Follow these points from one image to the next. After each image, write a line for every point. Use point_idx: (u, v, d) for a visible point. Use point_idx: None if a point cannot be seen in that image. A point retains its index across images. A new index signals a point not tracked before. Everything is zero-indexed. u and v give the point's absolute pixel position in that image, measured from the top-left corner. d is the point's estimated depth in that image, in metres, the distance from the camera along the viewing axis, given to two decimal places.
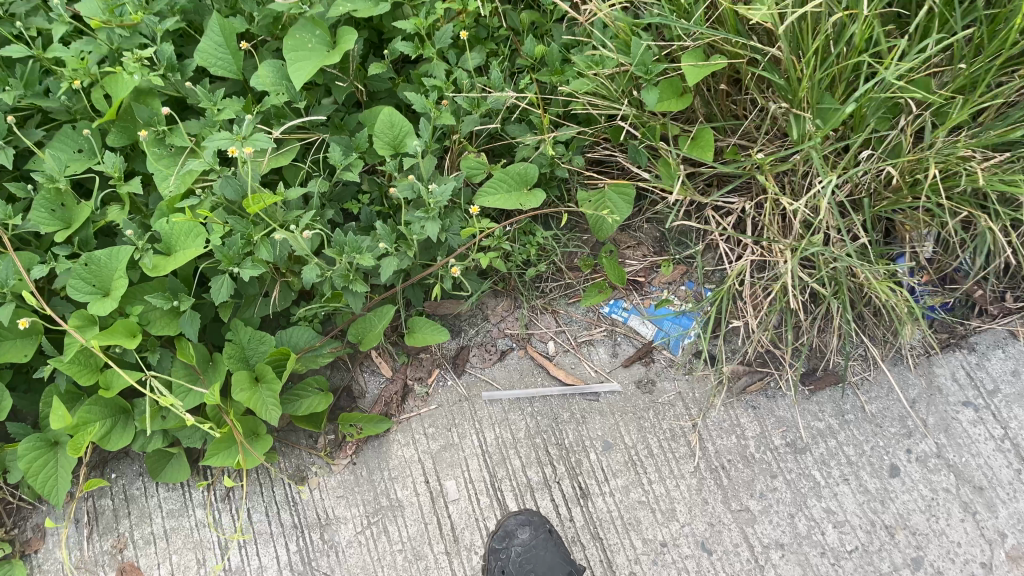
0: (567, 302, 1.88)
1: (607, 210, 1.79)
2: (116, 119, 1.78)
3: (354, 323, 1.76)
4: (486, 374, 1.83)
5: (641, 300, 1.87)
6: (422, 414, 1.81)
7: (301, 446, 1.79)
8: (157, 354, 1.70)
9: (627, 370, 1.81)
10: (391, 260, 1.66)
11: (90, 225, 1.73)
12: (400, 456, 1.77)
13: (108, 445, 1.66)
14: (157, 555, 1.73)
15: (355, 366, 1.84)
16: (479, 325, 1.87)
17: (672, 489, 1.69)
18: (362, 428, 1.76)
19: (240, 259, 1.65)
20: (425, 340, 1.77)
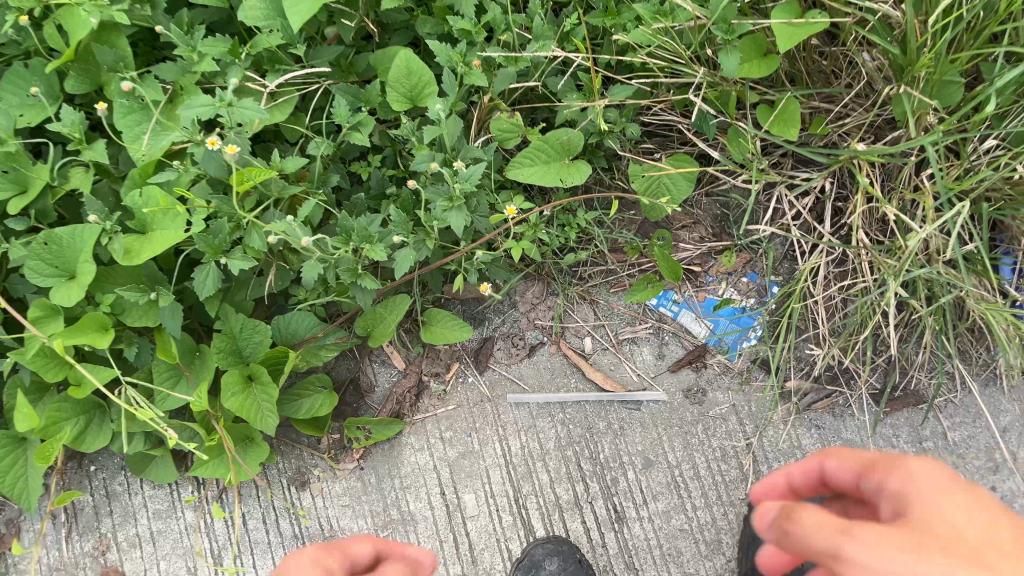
0: (607, 292, 1.63)
1: (664, 192, 1.50)
2: (74, 60, 1.46)
3: (362, 313, 1.51)
4: (512, 372, 1.61)
5: (697, 294, 1.61)
6: (440, 415, 1.60)
7: (302, 447, 1.58)
8: (134, 347, 1.46)
9: (674, 375, 1.59)
10: (408, 254, 1.40)
11: (49, 193, 1.45)
12: (413, 464, 1.58)
13: (83, 447, 1.47)
14: (144, 560, 1.57)
15: (363, 356, 1.61)
16: (506, 314, 1.62)
17: (718, 518, 1.52)
18: (371, 433, 1.55)
19: (229, 248, 1.39)
20: (444, 337, 1.51)
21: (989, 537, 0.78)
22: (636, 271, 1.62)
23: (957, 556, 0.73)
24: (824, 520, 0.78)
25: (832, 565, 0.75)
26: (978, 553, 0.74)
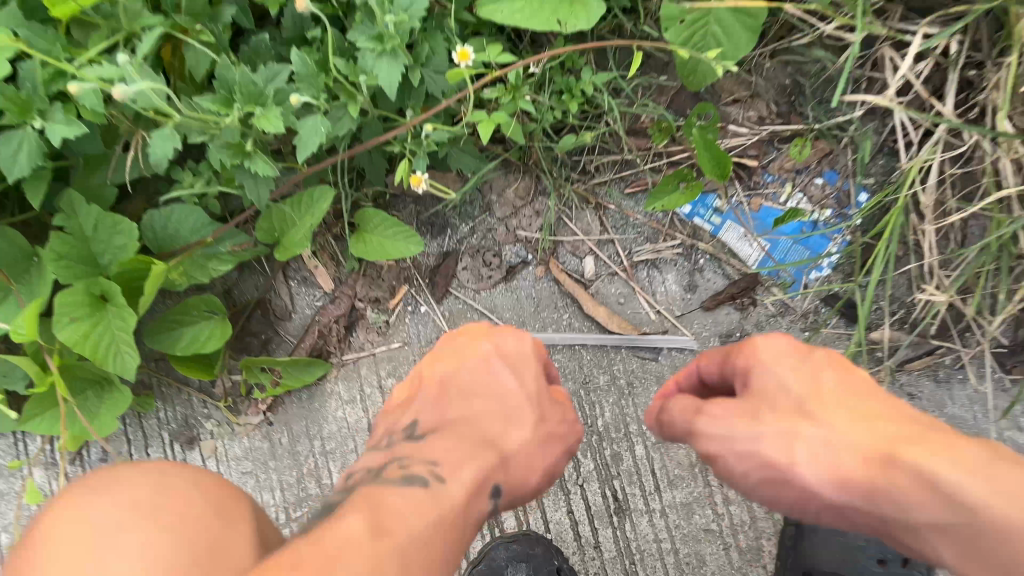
0: (619, 193, 1.15)
1: (713, 46, 0.99)
2: None
3: (264, 213, 1.07)
4: (482, 302, 1.16)
5: (749, 199, 1.13)
6: (379, 355, 1.16)
7: (190, 392, 1.16)
8: None
9: (709, 315, 1.13)
10: (317, 126, 0.93)
11: None
12: (341, 421, 1.15)
13: None
14: None
15: (276, 271, 1.16)
16: (476, 219, 1.16)
17: (760, 516, 1.09)
18: (284, 378, 1.13)
19: (49, 107, 0.93)
20: (384, 253, 1.08)
21: (818, 385, 0.76)
22: (662, 163, 1.13)
23: (784, 412, 0.76)
24: (684, 407, 0.84)
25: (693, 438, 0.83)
26: (812, 416, 0.74)
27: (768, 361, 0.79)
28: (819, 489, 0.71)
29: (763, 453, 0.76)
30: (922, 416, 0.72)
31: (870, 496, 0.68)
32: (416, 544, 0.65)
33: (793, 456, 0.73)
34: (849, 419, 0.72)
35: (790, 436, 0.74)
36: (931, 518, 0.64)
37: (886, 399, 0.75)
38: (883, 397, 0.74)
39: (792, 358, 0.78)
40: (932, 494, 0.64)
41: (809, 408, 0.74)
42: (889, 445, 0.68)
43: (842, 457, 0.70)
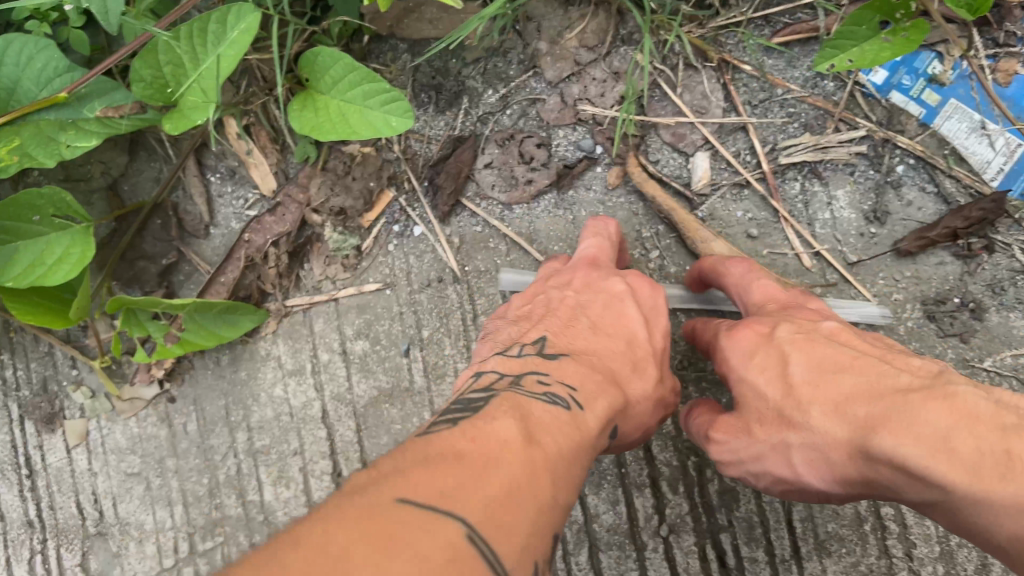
0: (761, 46, 0.67)
1: None
2: None
3: (148, 46, 0.61)
4: (516, 223, 0.71)
5: (995, 64, 0.64)
6: (345, 302, 0.72)
7: (49, 343, 0.73)
8: None
9: (907, 266, 0.66)
10: None
11: None
12: (281, 403, 0.72)
13: None
14: None
15: (184, 156, 0.72)
16: (512, 84, 0.69)
17: None
18: (188, 341, 0.68)
19: None
20: (344, 131, 0.63)
21: (782, 375, 0.49)
22: None
23: (767, 414, 0.50)
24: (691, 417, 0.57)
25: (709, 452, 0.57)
26: (796, 421, 0.47)
27: (734, 367, 0.52)
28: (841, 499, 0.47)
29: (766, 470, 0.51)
30: (908, 368, 0.45)
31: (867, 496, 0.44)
32: (563, 468, 0.38)
33: (788, 471, 0.49)
34: (842, 430, 0.44)
35: (777, 452, 0.49)
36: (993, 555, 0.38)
37: (884, 359, 0.46)
38: (856, 363, 0.46)
39: (756, 354, 0.51)
40: (917, 480, 0.40)
41: (787, 412, 0.48)
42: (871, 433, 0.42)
43: (851, 475, 0.45)
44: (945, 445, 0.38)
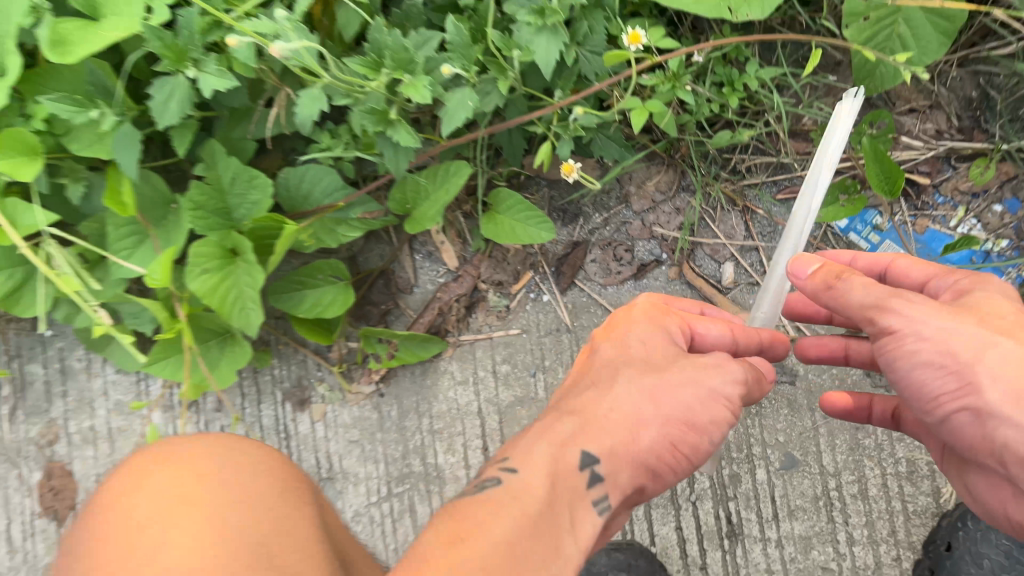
0: (772, 199, 1.08)
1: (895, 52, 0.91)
2: None
3: (399, 181, 1.03)
4: (609, 297, 1.11)
5: (914, 220, 1.04)
6: (496, 339, 1.13)
7: (305, 353, 1.15)
8: (84, 182, 1.05)
9: None
10: (466, 99, 0.90)
11: None
12: (452, 401, 1.13)
13: (16, 308, 1.08)
14: (98, 462, 1.21)
15: (402, 242, 1.14)
16: (611, 211, 1.11)
17: (886, 562, 1.03)
18: (400, 353, 1.10)
19: (205, 55, 0.92)
20: (514, 238, 1.03)
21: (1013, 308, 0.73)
22: None
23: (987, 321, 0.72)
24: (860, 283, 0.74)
25: (869, 317, 0.73)
26: (1009, 336, 0.70)
27: (990, 293, 0.74)
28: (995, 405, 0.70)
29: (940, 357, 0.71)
30: None
31: None
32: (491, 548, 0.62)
33: (977, 367, 0.70)
34: None
35: (985, 343, 0.70)
36: None
37: None
38: None
39: (1006, 296, 0.75)
40: None
41: (1007, 330, 0.71)
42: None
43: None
44: None
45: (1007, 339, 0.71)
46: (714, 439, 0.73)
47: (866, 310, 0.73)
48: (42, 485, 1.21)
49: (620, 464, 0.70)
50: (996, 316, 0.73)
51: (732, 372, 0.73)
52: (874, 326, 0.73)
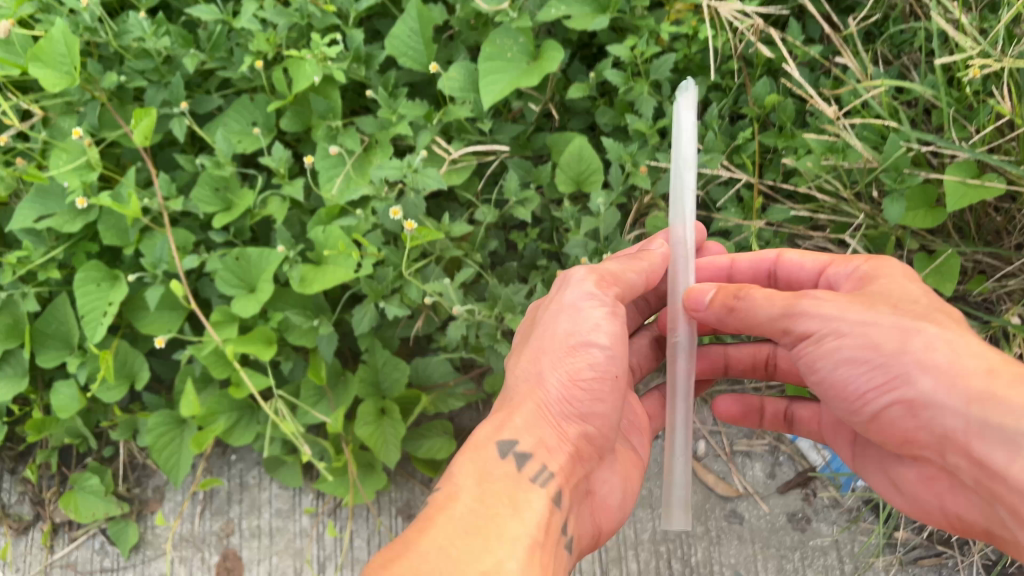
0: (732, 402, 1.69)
1: None
2: (293, 102, 1.67)
3: (494, 375, 1.61)
4: None
5: None
6: None
7: (415, 482, 1.71)
8: (291, 360, 1.64)
9: (782, 497, 1.63)
10: None
11: (248, 215, 1.64)
12: None
13: (231, 440, 1.64)
14: (259, 551, 1.73)
15: (486, 410, 1.72)
16: None
17: None
18: None
19: (389, 293, 1.54)
20: None
21: (919, 300, 1.07)
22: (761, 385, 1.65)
23: (898, 312, 1.04)
24: (780, 295, 1.08)
25: (791, 322, 1.07)
26: (917, 326, 1.02)
27: (897, 297, 1.07)
28: (929, 391, 1.00)
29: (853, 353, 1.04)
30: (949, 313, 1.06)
31: (968, 399, 0.97)
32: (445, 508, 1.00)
33: (895, 350, 1.02)
34: (943, 344, 1.00)
35: (904, 331, 1.02)
36: (1005, 425, 0.94)
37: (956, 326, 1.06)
38: (960, 323, 1.05)
39: (919, 293, 1.08)
40: (1000, 404, 0.95)
41: (913, 323, 1.02)
42: (978, 400, 0.96)
43: (938, 363, 0.99)
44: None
45: (905, 314, 1.04)
46: (593, 349, 1.09)
47: (778, 319, 1.08)
48: (219, 565, 1.73)
49: (520, 438, 1.08)
50: (895, 295, 1.08)
51: (580, 287, 1.13)
52: (795, 328, 1.08)
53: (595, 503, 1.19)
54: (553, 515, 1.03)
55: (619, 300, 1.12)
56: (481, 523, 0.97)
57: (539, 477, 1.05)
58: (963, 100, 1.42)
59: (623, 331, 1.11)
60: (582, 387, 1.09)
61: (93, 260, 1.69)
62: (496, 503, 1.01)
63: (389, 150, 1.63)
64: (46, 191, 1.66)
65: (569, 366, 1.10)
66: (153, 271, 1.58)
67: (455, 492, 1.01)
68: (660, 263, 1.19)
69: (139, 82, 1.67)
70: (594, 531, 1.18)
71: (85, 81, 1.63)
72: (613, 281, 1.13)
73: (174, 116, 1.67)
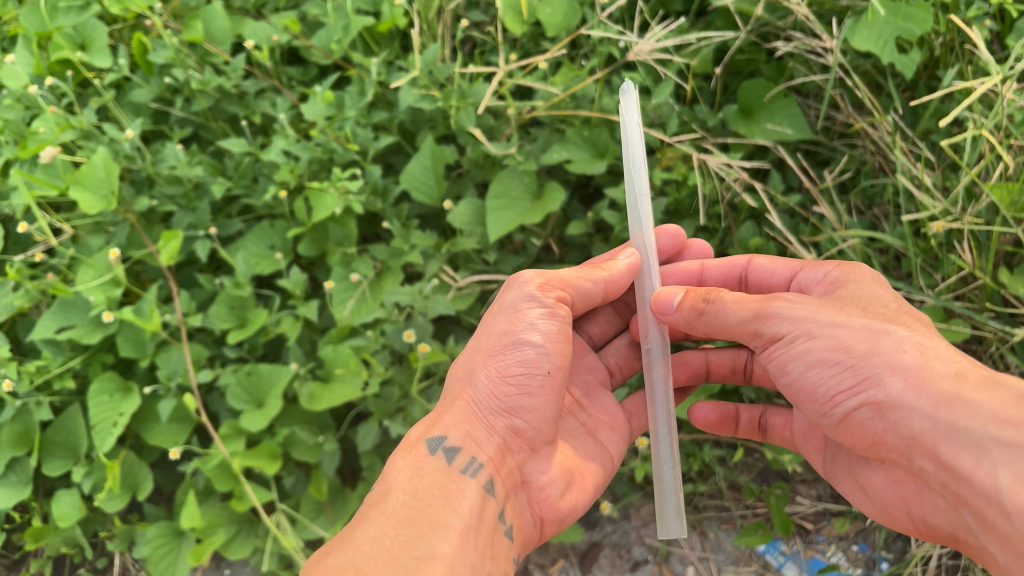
0: (720, 529, 1.70)
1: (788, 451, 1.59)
2: (311, 229, 1.79)
3: None
4: None
5: (804, 550, 1.66)
6: None
7: None
8: (293, 474, 1.68)
9: None
10: None
11: (261, 332, 1.73)
12: None
13: (228, 553, 1.65)
14: None
15: None
16: (616, 525, 1.71)
17: None
18: None
19: (392, 412, 1.60)
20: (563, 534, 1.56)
21: (888, 307, 1.13)
22: (748, 513, 1.69)
23: (869, 315, 1.10)
24: (754, 300, 1.14)
25: (762, 322, 1.13)
26: (885, 329, 1.07)
27: (867, 305, 1.13)
28: (899, 394, 1.03)
29: (820, 349, 1.08)
30: (929, 323, 1.12)
31: (935, 399, 1.01)
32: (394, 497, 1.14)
33: (864, 349, 1.06)
34: (909, 346, 1.05)
35: (871, 332, 1.07)
36: (974, 422, 0.97)
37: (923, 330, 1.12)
38: (928, 329, 1.10)
39: (889, 304, 1.14)
40: (967, 402, 0.99)
41: (882, 325, 1.07)
42: (946, 404, 1.00)
43: (906, 361, 1.04)
44: (995, 383, 0.99)
45: (875, 318, 1.09)
46: (528, 348, 1.21)
47: (751, 318, 1.13)
48: None
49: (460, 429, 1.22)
50: (867, 304, 1.14)
51: (522, 290, 1.25)
52: (767, 330, 1.13)
53: (568, 487, 1.30)
54: (485, 504, 1.16)
55: (559, 303, 1.24)
56: (414, 514, 1.10)
57: (470, 469, 1.18)
58: (928, 250, 1.56)
59: (559, 333, 1.22)
60: (510, 384, 1.22)
61: (108, 371, 1.76)
62: (430, 493, 1.14)
63: (399, 276, 1.73)
64: (70, 304, 1.75)
65: (502, 364, 1.23)
66: (167, 383, 1.65)
67: (393, 484, 1.15)
68: (621, 273, 1.30)
69: (168, 206, 1.79)
70: (554, 513, 1.28)
71: (118, 203, 1.75)
72: (556, 286, 1.25)
73: (199, 238, 1.78)
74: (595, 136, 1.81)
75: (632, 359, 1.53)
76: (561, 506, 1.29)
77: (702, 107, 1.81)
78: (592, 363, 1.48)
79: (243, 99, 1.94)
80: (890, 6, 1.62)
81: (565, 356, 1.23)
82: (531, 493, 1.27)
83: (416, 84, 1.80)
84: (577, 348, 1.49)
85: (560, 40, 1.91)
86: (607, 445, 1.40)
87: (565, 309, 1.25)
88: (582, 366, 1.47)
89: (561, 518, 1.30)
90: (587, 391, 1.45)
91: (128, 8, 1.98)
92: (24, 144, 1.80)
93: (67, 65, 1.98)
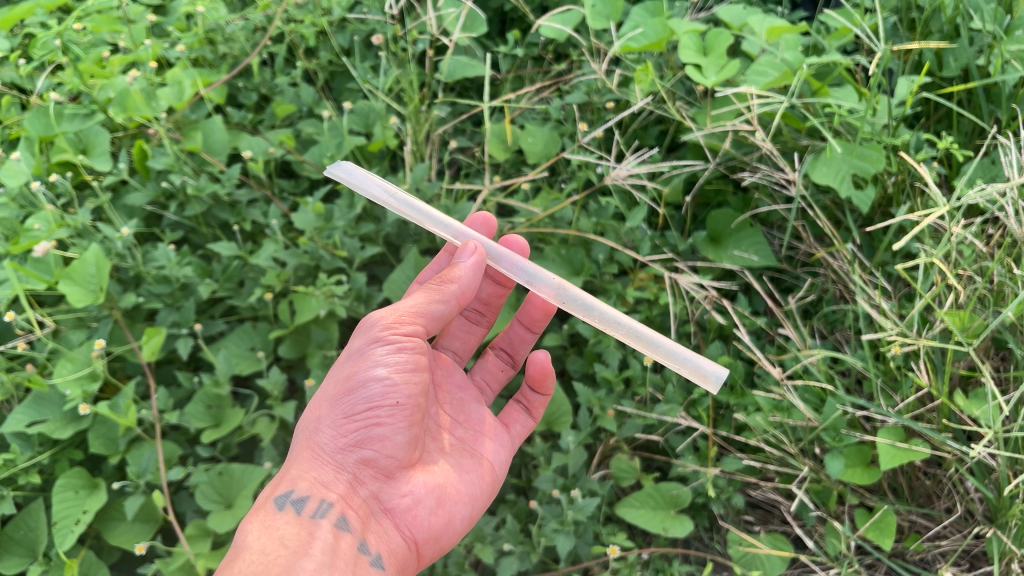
0: None
1: (756, 568, 1.59)
2: (293, 331, 1.83)
3: None
4: None
5: None
6: None
7: None
8: None
9: None
10: (511, 561, 1.54)
11: (236, 431, 1.73)
12: None
13: None
14: None
15: None
16: None
17: None
18: None
19: None
20: None
21: None
22: None
23: None
24: None
25: None
26: None
27: None
28: None
29: None
30: None
31: None
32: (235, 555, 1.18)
33: None
34: None
35: None
36: None
37: None
38: None
39: None
40: None
41: None
42: None
43: None
44: None
45: None
46: (371, 380, 1.30)
47: None
48: None
49: (303, 477, 1.28)
50: None
51: (371, 333, 1.34)
52: None
53: (437, 504, 1.39)
54: (339, 540, 1.23)
55: (408, 337, 1.33)
56: (263, 569, 1.14)
57: (320, 511, 1.25)
58: (889, 373, 1.64)
59: (407, 363, 1.32)
60: (358, 419, 1.30)
61: (75, 468, 1.73)
62: (280, 545, 1.19)
63: None
64: (43, 398, 1.73)
65: (350, 400, 1.30)
66: (136, 479, 1.63)
67: (243, 548, 1.18)
68: (463, 277, 1.39)
69: (154, 304, 1.83)
70: (426, 532, 1.37)
71: (105, 299, 1.79)
72: (402, 322, 1.34)
73: (181, 336, 1.81)
74: (571, 253, 1.91)
75: (495, 374, 1.70)
76: (429, 525, 1.38)
77: (673, 232, 1.92)
78: (462, 379, 1.62)
79: (236, 207, 2.02)
80: (845, 145, 1.77)
81: (413, 384, 1.32)
82: (397, 517, 1.35)
83: (404, 198, 1.90)
84: (446, 368, 1.61)
85: (540, 166, 2.03)
86: (483, 458, 1.52)
87: (415, 341, 1.34)
88: (452, 384, 1.60)
89: (432, 539, 1.38)
90: (460, 408, 1.57)
91: (132, 117, 2.08)
92: (17, 239, 1.85)
93: (67, 166, 2.06)
